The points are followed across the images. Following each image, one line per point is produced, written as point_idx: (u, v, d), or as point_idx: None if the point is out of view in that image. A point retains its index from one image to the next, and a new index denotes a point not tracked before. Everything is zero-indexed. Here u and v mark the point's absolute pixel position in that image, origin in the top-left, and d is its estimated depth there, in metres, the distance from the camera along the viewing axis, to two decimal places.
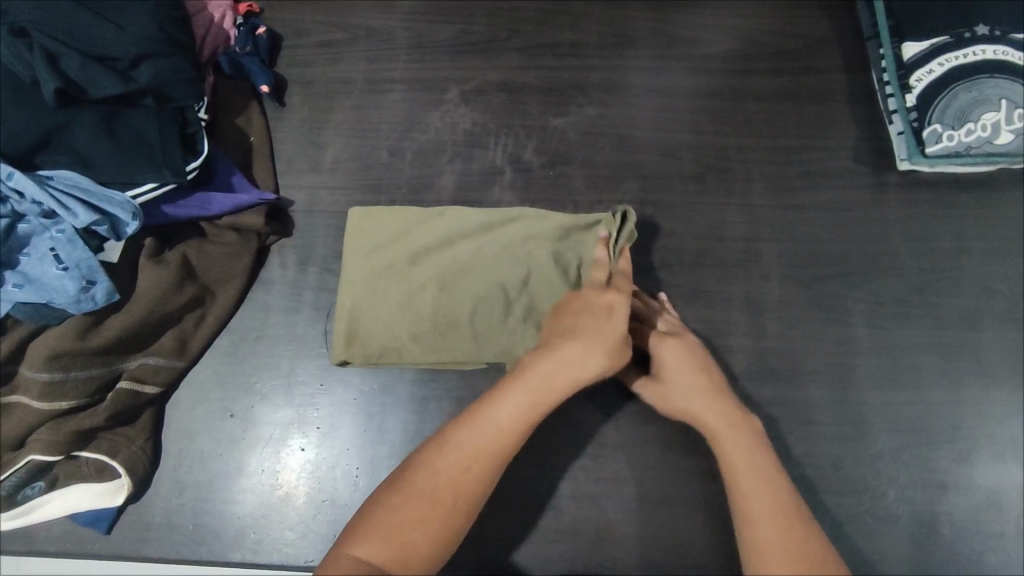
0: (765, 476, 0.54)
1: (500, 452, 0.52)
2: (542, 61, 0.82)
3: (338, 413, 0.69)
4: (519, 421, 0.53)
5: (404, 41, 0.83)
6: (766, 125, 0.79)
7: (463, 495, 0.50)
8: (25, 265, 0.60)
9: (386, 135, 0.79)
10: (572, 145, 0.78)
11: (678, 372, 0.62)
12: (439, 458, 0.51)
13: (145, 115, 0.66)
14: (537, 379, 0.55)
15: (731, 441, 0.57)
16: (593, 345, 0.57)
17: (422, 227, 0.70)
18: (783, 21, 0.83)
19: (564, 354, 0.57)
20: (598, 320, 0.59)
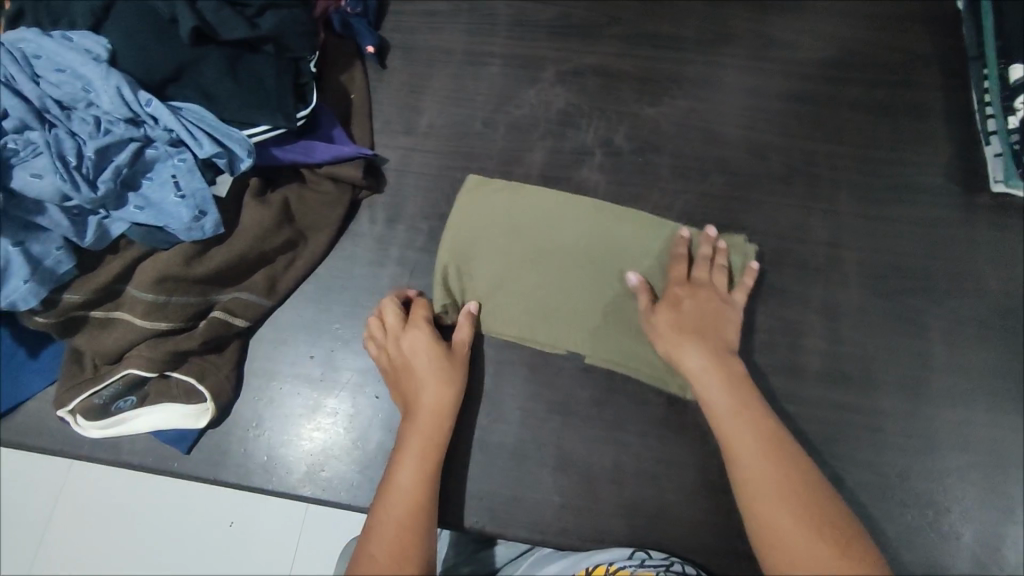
0: (755, 441, 0.59)
1: (421, 504, 0.60)
2: (639, 51, 0.83)
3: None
4: (420, 470, 0.61)
5: (506, 18, 0.85)
6: (859, 135, 0.79)
7: (414, 524, 0.58)
8: (147, 187, 0.64)
9: (482, 106, 0.81)
10: (662, 135, 0.79)
11: (680, 319, 0.66)
12: (386, 505, 0.59)
13: (265, 59, 0.69)
14: (410, 437, 0.63)
15: (716, 403, 0.62)
16: (432, 384, 0.66)
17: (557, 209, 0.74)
18: (884, 33, 0.83)
19: (416, 410, 0.65)
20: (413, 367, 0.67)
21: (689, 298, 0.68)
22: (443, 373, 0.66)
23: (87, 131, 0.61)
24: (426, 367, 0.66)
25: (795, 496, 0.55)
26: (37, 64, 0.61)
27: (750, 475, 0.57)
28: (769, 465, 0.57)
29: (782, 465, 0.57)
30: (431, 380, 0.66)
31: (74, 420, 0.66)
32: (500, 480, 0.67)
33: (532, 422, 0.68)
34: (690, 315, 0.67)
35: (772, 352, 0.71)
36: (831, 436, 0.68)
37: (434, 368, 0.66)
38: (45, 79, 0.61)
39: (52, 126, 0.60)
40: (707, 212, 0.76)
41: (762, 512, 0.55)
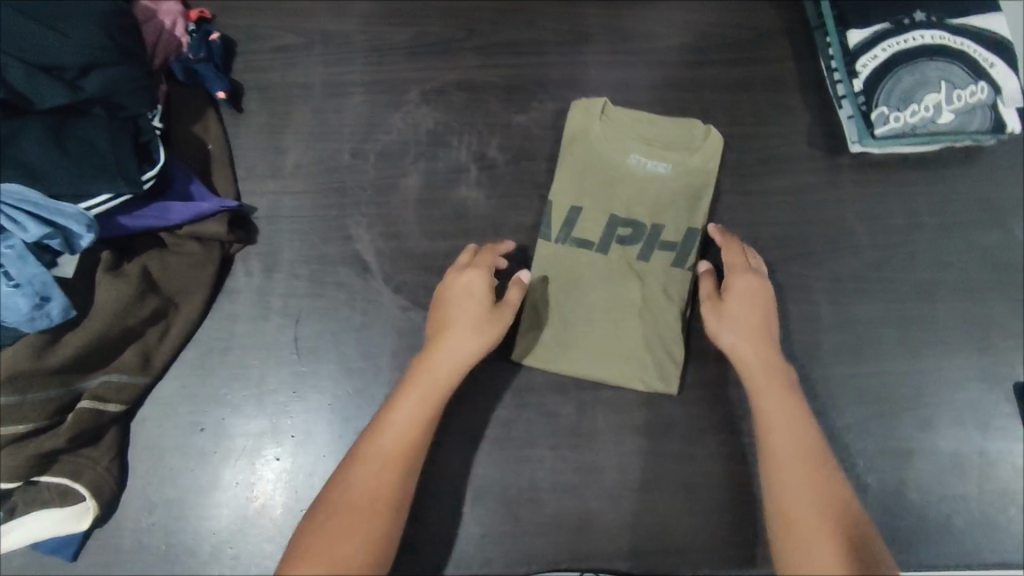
0: (798, 438, 0.58)
1: (394, 483, 0.56)
2: (500, 60, 0.83)
3: (315, 417, 0.68)
4: (404, 440, 0.58)
5: (362, 45, 0.83)
6: (724, 114, 0.81)
7: (393, 483, 0.56)
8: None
9: (349, 138, 0.79)
10: (535, 141, 0.78)
11: (740, 311, 0.64)
12: (383, 442, 0.58)
13: (95, 124, 0.63)
14: (406, 399, 0.60)
15: (765, 400, 0.60)
16: (461, 334, 0.62)
17: (679, 176, 0.73)
18: (734, 13, 0.86)
19: (435, 355, 0.62)
20: (464, 298, 0.64)
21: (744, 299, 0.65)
22: (474, 335, 0.62)
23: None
24: (465, 307, 0.63)
25: (828, 506, 0.54)
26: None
27: (782, 466, 0.56)
28: (806, 467, 0.56)
29: (812, 457, 0.56)
30: (456, 330, 0.62)
31: None
32: (418, 519, 0.66)
33: (444, 454, 0.67)
34: (740, 309, 0.64)
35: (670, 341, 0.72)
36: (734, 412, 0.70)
37: (472, 309, 0.63)
38: None
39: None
40: None
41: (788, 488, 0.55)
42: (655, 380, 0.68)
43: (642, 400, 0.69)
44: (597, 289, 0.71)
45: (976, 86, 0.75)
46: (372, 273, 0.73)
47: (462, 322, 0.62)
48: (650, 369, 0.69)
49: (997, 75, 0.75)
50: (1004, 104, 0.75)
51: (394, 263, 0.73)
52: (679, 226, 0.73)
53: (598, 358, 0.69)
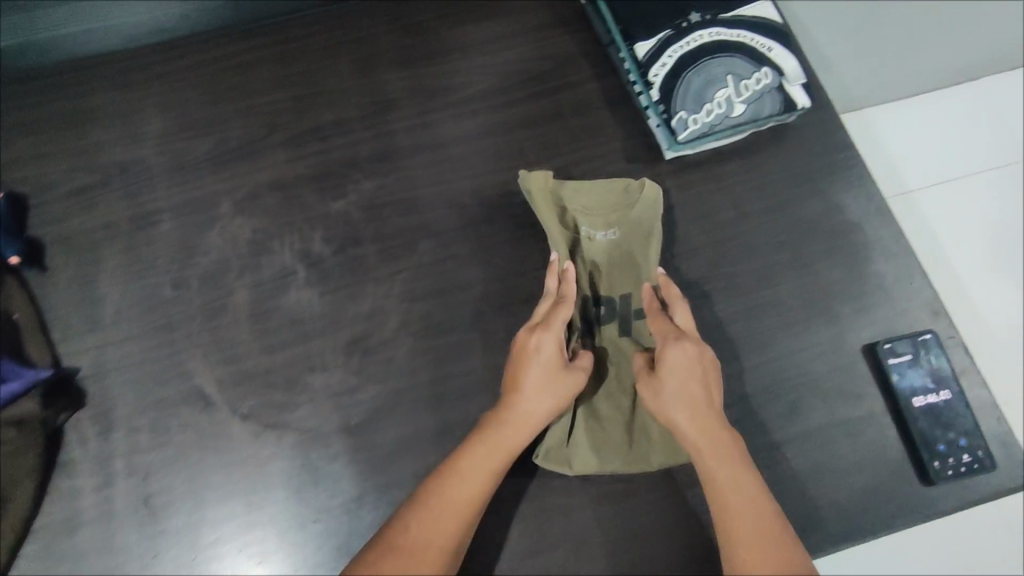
0: (753, 510, 0.60)
1: (458, 530, 0.60)
2: (307, 149, 0.81)
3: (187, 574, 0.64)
4: (482, 486, 0.62)
5: (162, 167, 0.80)
6: (540, 149, 0.81)
7: (456, 527, 0.60)
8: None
9: (166, 269, 0.75)
10: (358, 225, 0.77)
11: (677, 384, 0.64)
12: (455, 489, 0.61)
13: None
14: (485, 448, 0.63)
15: (721, 481, 0.61)
16: (542, 385, 0.65)
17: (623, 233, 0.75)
18: (530, 48, 0.87)
19: (520, 405, 0.64)
20: (538, 355, 0.66)
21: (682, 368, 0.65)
22: (547, 396, 0.65)
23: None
24: (547, 361, 0.66)
25: (782, 564, 0.57)
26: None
27: (740, 539, 0.59)
28: (762, 538, 0.58)
29: (770, 533, 0.58)
30: (537, 387, 0.65)
31: None
32: None
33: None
34: (681, 383, 0.65)
35: None
36: None
37: (553, 364, 0.66)
38: None
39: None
40: (427, 282, 0.74)
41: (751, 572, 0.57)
42: (675, 450, 0.68)
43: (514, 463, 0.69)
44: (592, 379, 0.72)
45: (759, 73, 0.78)
46: (215, 405, 0.69)
47: (537, 373, 0.65)
48: (662, 439, 0.69)
49: (776, 58, 0.79)
50: (789, 84, 0.79)
51: (236, 388, 0.70)
52: None
53: (603, 441, 0.69)
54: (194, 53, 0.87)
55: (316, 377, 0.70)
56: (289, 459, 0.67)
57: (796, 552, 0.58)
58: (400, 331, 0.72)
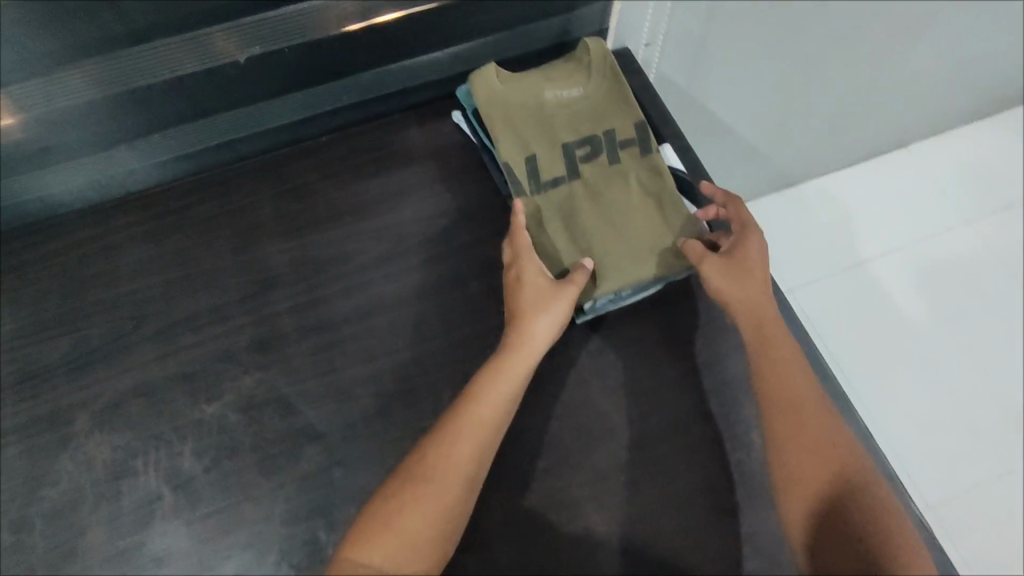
0: (812, 406, 0.60)
1: (472, 464, 0.57)
2: (177, 344, 0.72)
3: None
4: (499, 404, 0.59)
5: (10, 379, 0.71)
6: (439, 323, 0.74)
7: (461, 494, 0.55)
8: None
9: (7, 508, 0.65)
10: (234, 431, 0.68)
11: (737, 267, 0.66)
12: (463, 439, 0.57)
13: None
14: (506, 369, 0.61)
15: (779, 374, 0.61)
16: (542, 300, 0.64)
17: (590, 118, 0.79)
18: (426, 205, 0.81)
19: (528, 326, 0.63)
20: (530, 280, 0.65)
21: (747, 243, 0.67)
22: (548, 313, 0.63)
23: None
24: (551, 314, 0.63)
25: (835, 473, 0.56)
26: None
27: (796, 433, 0.58)
28: (828, 447, 0.57)
29: (835, 441, 0.58)
30: (540, 327, 0.63)
31: None
32: None
33: None
34: (744, 262, 0.66)
35: None
36: None
37: (548, 315, 0.63)
38: None
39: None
40: (313, 497, 0.65)
41: (807, 476, 0.56)
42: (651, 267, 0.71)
43: None
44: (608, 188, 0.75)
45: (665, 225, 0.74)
46: None
47: (529, 283, 0.65)
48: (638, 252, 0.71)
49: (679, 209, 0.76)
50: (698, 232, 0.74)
51: None
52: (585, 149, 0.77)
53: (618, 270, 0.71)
54: (59, 236, 0.79)
55: None
56: None
57: (875, 490, 0.56)
58: (283, 563, 0.63)
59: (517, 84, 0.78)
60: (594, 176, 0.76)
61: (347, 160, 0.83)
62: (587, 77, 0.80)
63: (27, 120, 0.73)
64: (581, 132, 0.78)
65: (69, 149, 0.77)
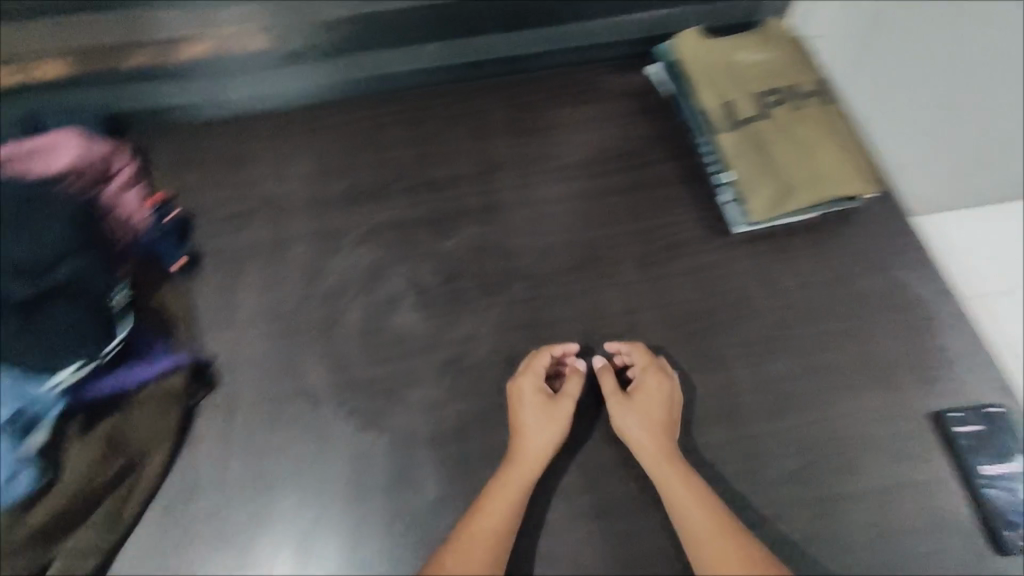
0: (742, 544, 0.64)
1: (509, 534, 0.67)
2: (423, 199, 0.95)
3: (293, 555, 0.72)
4: (509, 502, 0.69)
5: (304, 203, 0.95)
6: (624, 213, 0.92)
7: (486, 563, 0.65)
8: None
9: (296, 284, 0.87)
10: (463, 262, 0.89)
11: (651, 400, 0.74)
12: (513, 513, 0.68)
13: (67, 308, 0.72)
14: (512, 470, 0.71)
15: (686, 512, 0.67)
16: (536, 416, 0.74)
17: (777, 73, 0.95)
18: (621, 128, 1.00)
19: (517, 446, 0.72)
20: (523, 401, 0.75)
21: (640, 394, 0.75)
22: (550, 424, 0.73)
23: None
24: (534, 426, 0.73)
25: None
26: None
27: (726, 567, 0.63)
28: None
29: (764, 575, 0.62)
30: (541, 437, 0.72)
31: None
32: None
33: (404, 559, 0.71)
34: (642, 406, 0.74)
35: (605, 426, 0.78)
36: None
37: (553, 419, 0.73)
38: None
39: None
40: (519, 317, 0.84)
41: None
42: (835, 190, 0.85)
43: (587, 484, 0.76)
44: (798, 125, 0.90)
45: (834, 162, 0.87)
46: (326, 404, 0.79)
47: (528, 411, 0.74)
48: (824, 177, 0.86)
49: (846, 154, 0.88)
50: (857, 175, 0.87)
51: (345, 391, 0.79)
52: (776, 94, 0.93)
53: (805, 191, 0.85)
54: (340, 114, 1.03)
55: (415, 388, 0.79)
56: (381, 459, 0.76)
57: None
58: (494, 357, 0.81)
59: (715, 47, 0.96)
60: (783, 117, 0.91)
61: (563, 89, 1.04)
62: (773, 44, 0.97)
63: (318, 24, 0.94)
64: (771, 83, 0.94)
65: (351, 49, 0.99)
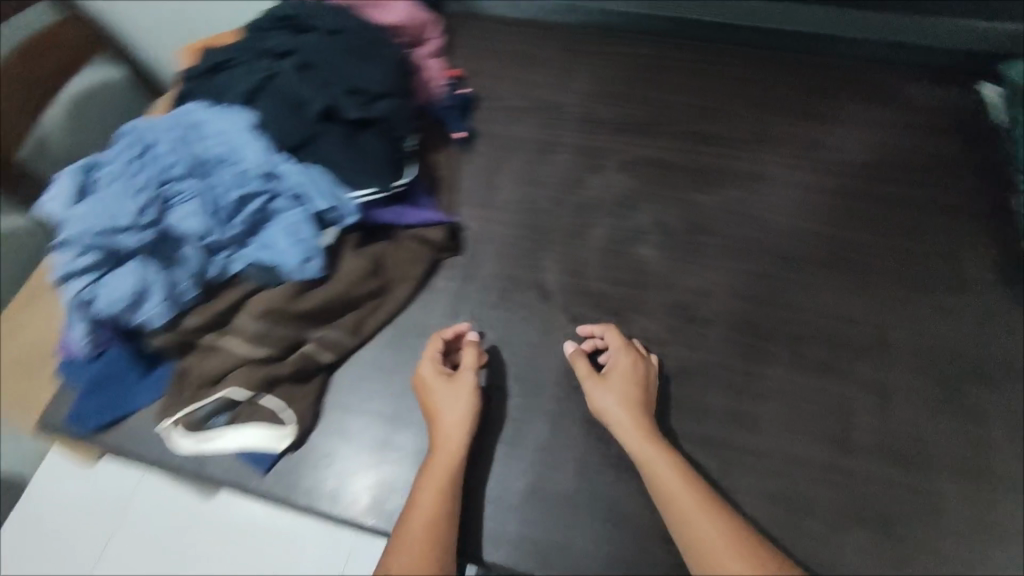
0: (710, 518, 0.63)
1: (443, 523, 0.66)
2: (694, 149, 0.93)
3: (491, 422, 0.76)
4: (436, 492, 0.67)
5: (576, 115, 0.98)
6: (902, 228, 0.84)
7: (441, 541, 0.64)
8: (288, 227, 0.74)
9: (553, 188, 0.92)
10: (716, 220, 0.87)
11: (620, 384, 0.72)
12: (421, 500, 0.67)
13: (376, 137, 0.81)
14: (433, 462, 0.69)
15: (670, 482, 0.65)
16: (459, 411, 0.72)
17: None
18: (925, 140, 0.90)
19: (440, 422, 0.71)
20: (442, 388, 0.73)
21: (616, 371, 0.73)
22: (462, 406, 0.72)
23: (232, 187, 0.72)
24: (455, 411, 0.72)
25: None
26: (203, 152, 0.74)
27: (709, 540, 0.61)
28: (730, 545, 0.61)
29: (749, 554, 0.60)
30: (461, 409, 0.72)
31: (172, 433, 0.75)
32: (548, 526, 0.70)
33: (585, 466, 0.73)
34: (622, 382, 0.72)
35: (823, 426, 0.73)
36: (896, 515, 0.69)
37: (462, 415, 0.71)
38: (204, 141, 0.74)
39: (221, 189, 0.72)
40: (759, 290, 0.82)
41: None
42: None
43: (791, 473, 0.71)
44: None
45: None
46: (553, 303, 0.83)
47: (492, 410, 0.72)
48: None
49: None
50: None
51: (573, 297, 0.83)
52: None
53: None
54: (632, 45, 1.03)
55: (638, 319, 0.82)
56: (591, 368, 0.78)
57: None
58: (724, 319, 0.80)
59: None
60: None
61: (880, 77, 0.95)
62: None
63: None
64: None
65: None
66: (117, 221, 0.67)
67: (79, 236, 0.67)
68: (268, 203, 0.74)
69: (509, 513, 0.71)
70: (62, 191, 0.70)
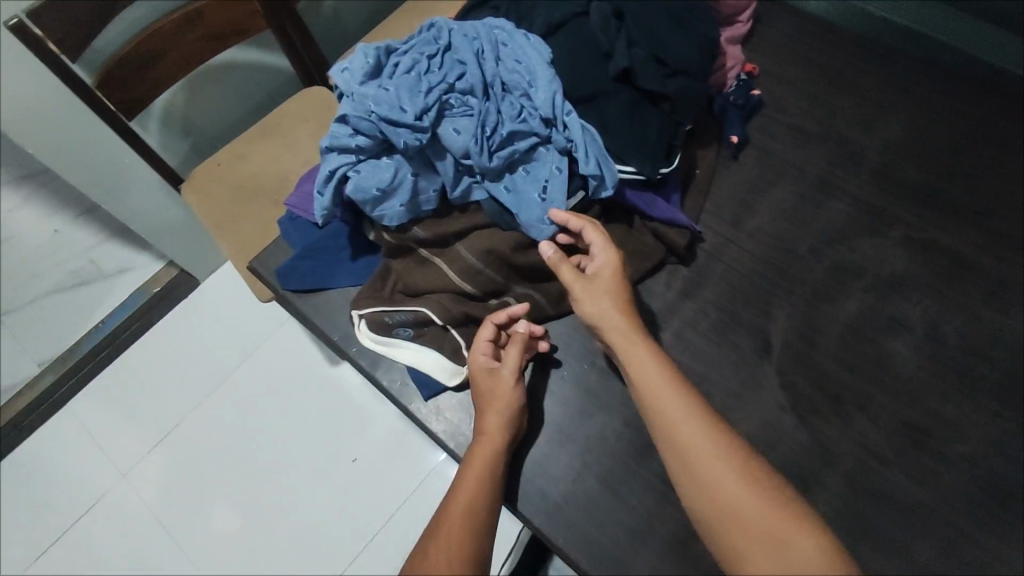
0: (712, 442, 0.55)
1: (481, 516, 0.60)
2: (1003, 254, 0.77)
3: (658, 452, 0.71)
4: (482, 480, 0.63)
5: (872, 164, 0.84)
6: None
7: (474, 535, 0.58)
8: (543, 182, 0.71)
9: (815, 234, 0.81)
10: (998, 347, 0.73)
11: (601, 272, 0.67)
12: (466, 486, 0.63)
13: (659, 115, 0.75)
14: (477, 450, 0.66)
15: (659, 394, 0.59)
16: (486, 386, 0.69)
17: None
18: None
19: (489, 410, 0.68)
20: (494, 373, 0.70)
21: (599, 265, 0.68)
22: (507, 394, 0.69)
23: (510, 119, 0.70)
24: (504, 408, 0.68)
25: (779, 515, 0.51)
26: (492, 75, 0.72)
27: (707, 461, 0.54)
28: (733, 473, 0.53)
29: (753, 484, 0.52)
30: (502, 402, 0.68)
31: (360, 325, 0.76)
32: None
33: None
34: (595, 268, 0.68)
35: None
36: None
37: (503, 415, 0.68)
38: (503, 64, 0.72)
39: (494, 118, 0.70)
40: (1021, 450, 0.68)
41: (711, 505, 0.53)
42: None
43: None
44: None
45: None
46: (770, 359, 0.74)
47: (512, 394, 0.69)
48: None
49: None
50: None
51: (795, 362, 0.74)
52: None
53: None
54: (971, 105, 0.87)
55: (860, 417, 0.71)
56: (787, 446, 0.69)
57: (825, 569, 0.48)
58: (964, 463, 0.68)
59: None
60: None
61: None
62: None
63: None
64: None
65: None
66: (400, 112, 0.66)
67: (361, 113, 0.67)
68: (537, 147, 0.71)
69: (648, 553, 0.67)
70: (358, 62, 0.70)
